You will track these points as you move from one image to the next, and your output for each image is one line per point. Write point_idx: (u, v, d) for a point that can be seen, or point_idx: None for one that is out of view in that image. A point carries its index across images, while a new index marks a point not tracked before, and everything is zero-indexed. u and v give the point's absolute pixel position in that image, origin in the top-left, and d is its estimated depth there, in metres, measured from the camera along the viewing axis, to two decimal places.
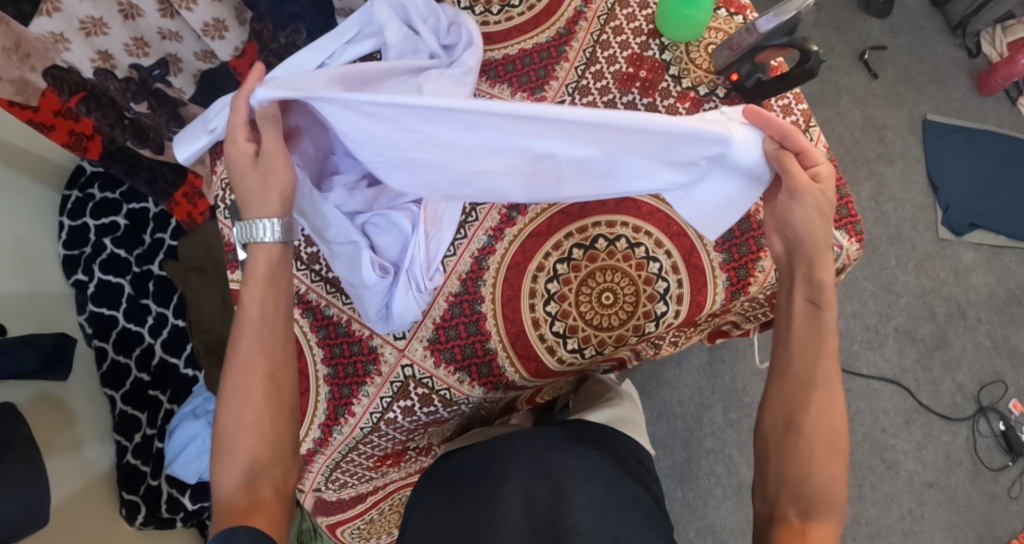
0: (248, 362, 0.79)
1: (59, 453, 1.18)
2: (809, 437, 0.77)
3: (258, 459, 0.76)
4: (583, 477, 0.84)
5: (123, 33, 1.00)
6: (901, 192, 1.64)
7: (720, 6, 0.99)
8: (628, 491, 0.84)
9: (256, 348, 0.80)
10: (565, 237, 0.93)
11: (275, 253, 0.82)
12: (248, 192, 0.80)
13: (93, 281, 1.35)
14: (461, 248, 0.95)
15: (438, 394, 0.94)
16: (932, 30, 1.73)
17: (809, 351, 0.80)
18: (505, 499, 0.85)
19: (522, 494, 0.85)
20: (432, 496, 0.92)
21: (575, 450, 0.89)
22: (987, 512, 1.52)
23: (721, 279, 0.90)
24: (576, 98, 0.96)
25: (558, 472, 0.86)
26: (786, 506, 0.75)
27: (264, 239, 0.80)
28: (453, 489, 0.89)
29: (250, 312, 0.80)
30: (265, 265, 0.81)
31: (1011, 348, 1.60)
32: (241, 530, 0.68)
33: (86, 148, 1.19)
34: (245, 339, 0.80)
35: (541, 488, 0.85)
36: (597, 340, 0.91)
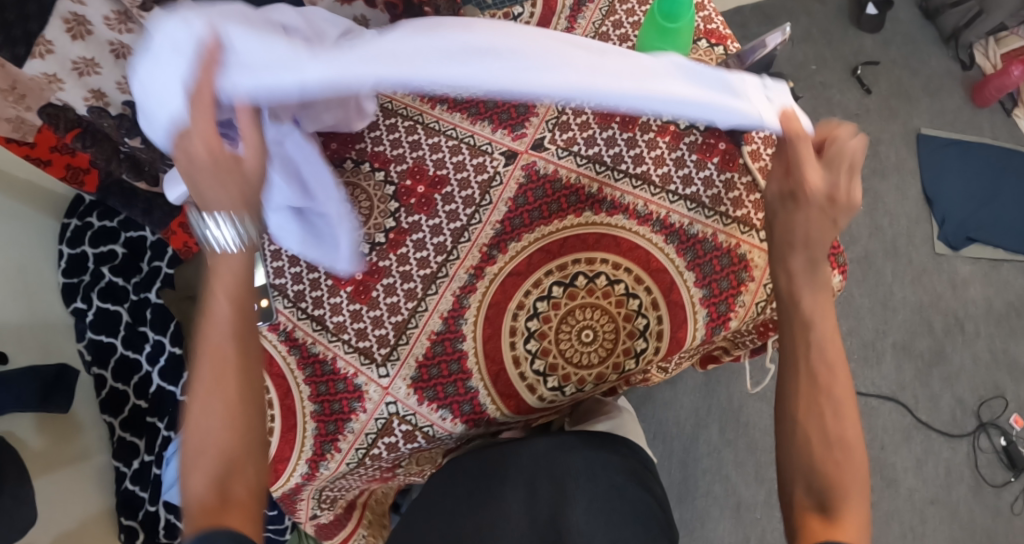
0: (219, 350, 0.71)
1: (58, 471, 1.21)
2: (823, 427, 0.71)
3: (231, 460, 0.69)
4: (585, 477, 0.84)
5: (115, 72, 1.01)
6: (896, 207, 1.64)
7: (701, 37, 1.02)
8: (629, 496, 0.83)
9: (225, 337, 0.71)
10: (545, 275, 0.85)
11: (235, 256, 0.72)
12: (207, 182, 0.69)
13: (92, 309, 1.36)
14: (442, 287, 0.86)
15: (422, 433, 0.85)
16: (924, 43, 1.74)
17: (803, 336, 0.75)
18: (508, 500, 0.85)
19: (524, 495, 0.85)
20: (439, 492, 0.92)
21: (579, 452, 0.89)
22: (991, 528, 1.50)
23: (702, 314, 0.85)
24: (557, 133, 0.90)
25: (561, 473, 0.86)
26: (800, 493, 0.70)
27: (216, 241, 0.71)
28: (463, 484, 0.90)
29: (218, 306, 0.72)
30: (238, 266, 0.73)
31: (1012, 361, 1.58)
32: (220, 532, 0.63)
33: (82, 181, 1.21)
34: (213, 327, 0.71)
35: (547, 487, 0.85)
36: (578, 380, 0.83)
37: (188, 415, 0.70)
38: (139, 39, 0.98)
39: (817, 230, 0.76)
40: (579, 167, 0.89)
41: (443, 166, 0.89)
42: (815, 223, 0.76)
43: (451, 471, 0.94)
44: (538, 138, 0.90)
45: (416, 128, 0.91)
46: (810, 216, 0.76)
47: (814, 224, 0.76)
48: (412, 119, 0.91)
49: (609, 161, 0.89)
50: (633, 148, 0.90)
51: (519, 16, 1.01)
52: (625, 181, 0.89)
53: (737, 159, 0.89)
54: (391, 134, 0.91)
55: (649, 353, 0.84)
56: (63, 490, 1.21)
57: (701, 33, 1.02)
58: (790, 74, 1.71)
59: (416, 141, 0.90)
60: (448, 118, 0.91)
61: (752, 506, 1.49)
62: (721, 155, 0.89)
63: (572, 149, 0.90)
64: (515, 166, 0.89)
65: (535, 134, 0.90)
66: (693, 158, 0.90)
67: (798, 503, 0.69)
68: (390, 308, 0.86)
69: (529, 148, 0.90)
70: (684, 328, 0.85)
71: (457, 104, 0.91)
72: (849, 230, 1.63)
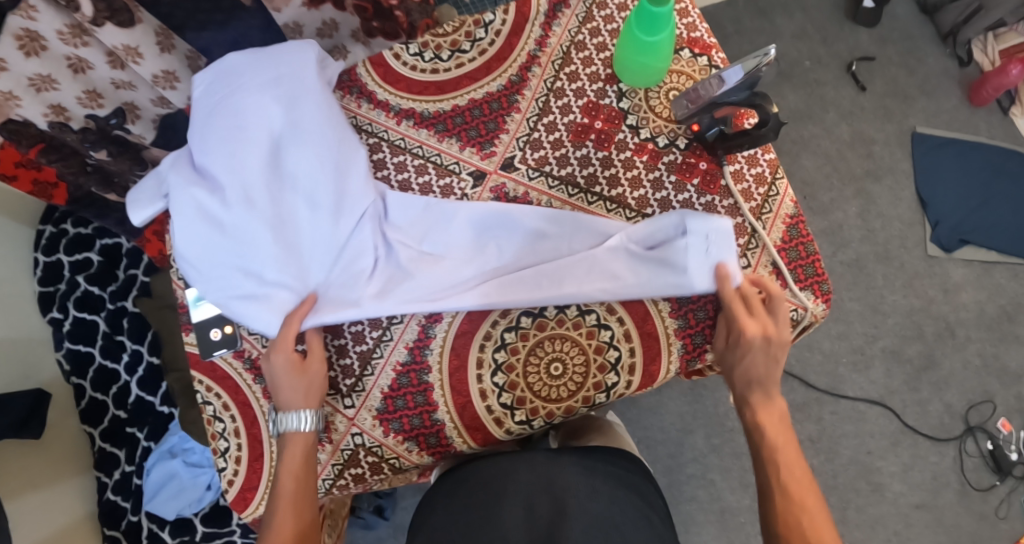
0: (282, 527, 0.77)
1: (43, 489, 1.21)
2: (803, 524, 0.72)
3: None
4: (585, 494, 0.82)
5: (75, 87, 0.98)
6: (889, 209, 1.60)
7: (683, 46, 0.92)
8: (628, 517, 0.82)
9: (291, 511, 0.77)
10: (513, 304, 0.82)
11: (303, 448, 0.80)
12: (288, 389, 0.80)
13: (69, 319, 1.35)
14: (409, 315, 0.84)
15: (389, 465, 0.83)
16: (922, 39, 1.69)
17: (770, 455, 0.77)
18: (506, 518, 0.81)
19: (523, 511, 0.81)
20: (432, 506, 0.88)
21: (576, 467, 0.86)
22: (976, 532, 1.49)
23: (676, 346, 0.82)
24: (528, 152, 0.88)
25: (560, 489, 0.83)
26: None
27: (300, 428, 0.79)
28: (456, 498, 0.86)
29: (285, 486, 0.78)
30: (303, 454, 0.80)
31: (1002, 366, 1.56)
32: None
33: (52, 195, 1.19)
34: (279, 507, 0.77)
35: (545, 506, 0.82)
36: (547, 414, 0.81)
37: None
38: (96, 53, 0.96)
39: (765, 368, 0.78)
40: (551, 189, 0.87)
41: (409, 187, 0.87)
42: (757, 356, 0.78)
43: (442, 484, 0.90)
44: (508, 157, 0.88)
45: (382, 146, 0.88)
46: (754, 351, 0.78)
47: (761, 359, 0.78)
48: (378, 136, 0.88)
49: (582, 182, 0.87)
50: (608, 168, 0.87)
51: (490, 22, 0.90)
52: (599, 204, 0.86)
53: (719, 180, 0.87)
54: None
55: (620, 387, 0.81)
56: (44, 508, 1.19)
57: (684, 42, 0.92)
58: (784, 71, 1.67)
59: (382, 160, 0.88)
60: (414, 135, 0.88)
61: (736, 510, 1.49)
62: (702, 176, 0.87)
63: (544, 169, 0.87)
64: (484, 188, 0.87)
65: (505, 152, 0.88)
66: (672, 180, 0.87)
67: None
68: (355, 337, 0.84)
69: (498, 168, 0.87)
70: (658, 361, 0.82)
71: (424, 120, 0.89)
72: (840, 233, 1.60)
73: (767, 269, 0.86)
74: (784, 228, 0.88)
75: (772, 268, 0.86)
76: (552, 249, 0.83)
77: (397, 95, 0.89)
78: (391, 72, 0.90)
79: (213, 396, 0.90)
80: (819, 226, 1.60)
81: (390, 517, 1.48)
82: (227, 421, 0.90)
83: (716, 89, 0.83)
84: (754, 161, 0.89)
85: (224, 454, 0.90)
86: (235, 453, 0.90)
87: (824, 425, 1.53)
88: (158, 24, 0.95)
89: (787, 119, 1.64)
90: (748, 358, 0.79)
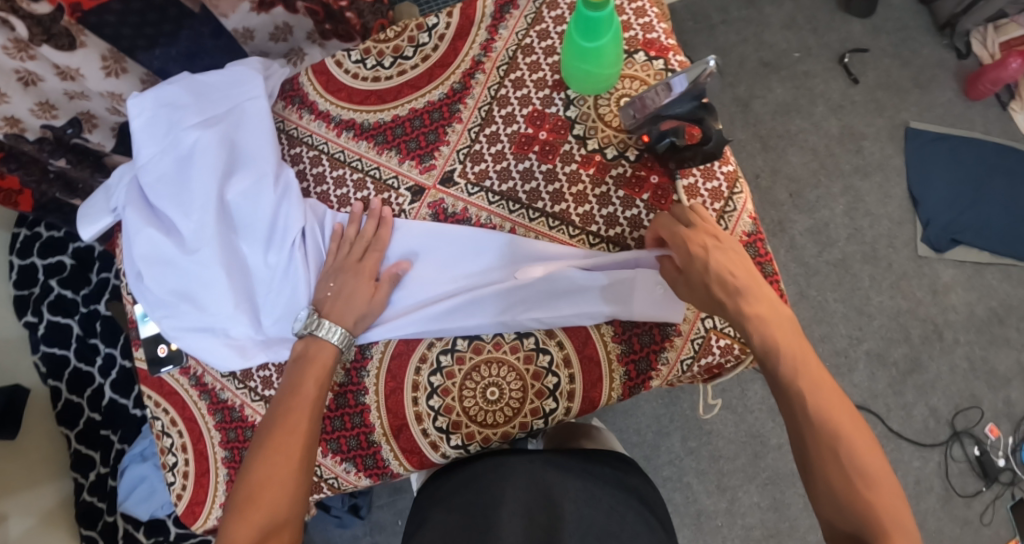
0: (294, 425, 0.75)
1: (19, 484, 1.21)
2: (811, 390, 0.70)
3: (278, 528, 0.71)
4: (584, 502, 0.76)
5: (27, 99, 0.96)
6: (877, 207, 1.55)
7: (637, 49, 0.87)
8: (630, 526, 0.75)
9: (305, 417, 0.75)
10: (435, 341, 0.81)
11: (329, 358, 0.78)
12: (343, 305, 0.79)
13: (43, 323, 1.35)
14: None
15: (327, 485, 0.82)
16: (918, 29, 1.63)
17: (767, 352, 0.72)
18: (503, 526, 0.73)
19: (523, 521, 0.73)
20: (430, 504, 0.81)
21: (575, 474, 0.80)
22: (959, 539, 1.42)
23: (619, 373, 0.81)
24: (468, 165, 0.85)
25: (557, 493, 0.77)
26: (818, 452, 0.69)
27: (329, 338, 0.78)
28: (457, 495, 0.79)
29: (309, 389, 0.76)
30: (330, 363, 0.78)
31: (990, 370, 1.50)
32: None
33: (17, 201, 1.14)
34: (297, 410, 0.76)
35: (542, 510, 0.75)
36: (483, 439, 0.80)
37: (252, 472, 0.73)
38: (44, 66, 0.92)
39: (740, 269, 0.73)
40: (491, 205, 0.84)
41: (346, 202, 0.86)
42: (795, 332, 0.72)
43: (436, 488, 0.82)
44: (448, 170, 0.85)
45: (322, 159, 0.87)
46: (776, 323, 0.72)
47: (742, 269, 0.73)
48: (318, 148, 0.87)
49: (523, 197, 0.84)
50: (552, 183, 0.84)
51: (434, 26, 0.89)
52: (541, 220, 0.83)
53: (671, 195, 0.83)
54: (299, 166, 0.87)
55: (559, 414, 0.80)
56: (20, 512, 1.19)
57: (639, 44, 0.87)
58: (771, 62, 1.62)
59: (321, 174, 0.87)
60: (354, 147, 0.87)
61: (712, 513, 1.44)
62: (652, 190, 0.83)
63: (484, 183, 0.85)
64: (422, 203, 0.85)
65: (445, 165, 0.85)
66: (620, 195, 0.83)
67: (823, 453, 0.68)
68: None
69: (437, 182, 0.85)
70: (599, 388, 0.80)
71: (364, 132, 0.87)
72: (826, 231, 1.54)
73: None
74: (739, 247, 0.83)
75: None
76: (489, 278, 0.81)
77: (338, 105, 0.88)
78: (333, 81, 0.89)
79: (161, 411, 0.89)
80: (805, 223, 1.54)
81: (366, 516, 1.43)
82: (175, 437, 0.89)
83: (662, 99, 0.77)
84: (709, 174, 0.84)
85: (172, 469, 0.88)
86: (183, 468, 0.88)
87: None
88: (107, 48, 0.94)
89: (774, 112, 1.59)
90: (783, 339, 0.71)
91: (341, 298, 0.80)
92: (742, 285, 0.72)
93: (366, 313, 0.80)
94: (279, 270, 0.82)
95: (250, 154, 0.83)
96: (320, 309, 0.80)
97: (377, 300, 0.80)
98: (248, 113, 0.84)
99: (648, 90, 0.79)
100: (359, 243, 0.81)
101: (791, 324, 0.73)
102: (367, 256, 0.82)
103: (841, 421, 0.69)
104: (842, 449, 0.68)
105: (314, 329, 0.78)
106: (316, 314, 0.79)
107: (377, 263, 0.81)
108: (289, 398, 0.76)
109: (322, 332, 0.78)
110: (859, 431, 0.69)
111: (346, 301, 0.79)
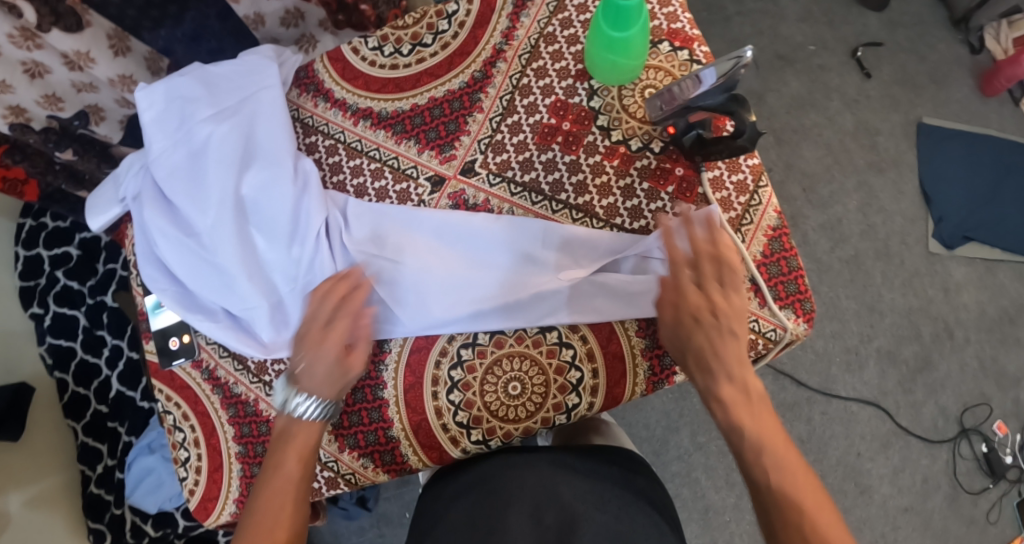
0: (279, 509, 0.74)
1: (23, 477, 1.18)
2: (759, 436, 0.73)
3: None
4: (595, 504, 0.75)
5: (32, 91, 0.94)
6: (891, 203, 1.53)
7: (662, 39, 0.85)
8: (640, 526, 0.73)
9: (286, 505, 0.75)
10: (450, 341, 0.81)
11: (311, 435, 0.78)
12: (318, 374, 0.77)
13: (49, 314, 1.33)
14: None
15: (344, 481, 0.82)
16: (934, 25, 1.61)
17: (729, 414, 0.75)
18: (509, 532, 0.71)
19: (530, 526, 0.72)
20: (433, 512, 0.78)
21: (584, 476, 0.78)
22: (964, 537, 1.42)
23: (643, 368, 0.80)
24: (489, 156, 0.84)
25: (567, 497, 0.75)
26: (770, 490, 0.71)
27: (307, 413, 0.77)
28: (455, 511, 0.77)
29: (292, 467, 0.76)
30: (312, 441, 0.77)
31: (1000, 369, 1.49)
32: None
33: (23, 192, 1.13)
34: (272, 490, 0.75)
35: (553, 515, 0.72)
36: (504, 434, 0.80)
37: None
38: (51, 56, 0.91)
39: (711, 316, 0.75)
40: (513, 197, 0.83)
41: (364, 192, 0.84)
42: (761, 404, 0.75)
43: (444, 486, 0.81)
44: (468, 161, 0.84)
45: (337, 148, 0.85)
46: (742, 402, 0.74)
47: (727, 347, 0.75)
48: (334, 137, 0.86)
49: (546, 189, 0.83)
50: (575, 174, 0.83)
51: (454, 13, 0.86)
52: (564, 213, 0.82)
53: (696, 188, 0.82)
54: (315, 155, 0.86)
55: (581, 409, 0.79)
56: (28, 504, 1.17)
57: (663, 34, 0.85)
58: (786, 55, 1.60)
59: (337, 163, 0.85)
60: (371, 136, 0.85)
61: (720, 509, 1.41)
62: (677, 183, 0.82)
63: (506, 174, 0.83)
64: (441, 194, 0.83)
65: (465, 156, 0.84)
66: (645, 187, 0.82)
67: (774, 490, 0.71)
68: None
69: (458, 173, 0.84)
70: (623, 383, 0.80)
71: (382, 121, 0.85)
72: (839, 227, 1.53)
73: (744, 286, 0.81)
74: (765, 241, 0.82)
75: (750, 285, 0.81)
76: (518, 285, 0.80)
77: (355, 93, 0.86)
78: (349, 68, 0.86)
79: (172, 405, 0.88)
80: (818, 219, 1.53)
81: (372, 508, 1.40)
82: (187, 431, 0.87)
83: (691, 91, 0.76)
84: (735, 167, 0.82)
85: (185, 464, 0.87)
86: (196, 463, 0.87)
87: (814, 426, 1.45)
88: (111, 27, 0.92)
89: (789, 106, 1.57)
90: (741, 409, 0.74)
91: (314, 375, 0.77)
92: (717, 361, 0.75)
93: (341, 377, 0.78)
94: (301, 262, 0.80)
95: (264, 146, 0.81)
96: (295, 382, 0.78)
97: (352, 364, 0.77)
98: (258, 106, 0.82)
99: (677, 82, 0.78)
100: (326, 301, 0.78)
101: (759, 398, 0.75)
102: (335, 321, 0.77)
103: (807, 498, 0.70)
104: (810, 532, 0.69)
105: (294, 408, 0.77)
106: (292, 387, 0.77)
107: (345, 330, 0.77)
108: (272, 474, 0.76)
109: (299, 408, 0.77)
110: (804, 474, 0.72)
111: (322, 375, 0.77)
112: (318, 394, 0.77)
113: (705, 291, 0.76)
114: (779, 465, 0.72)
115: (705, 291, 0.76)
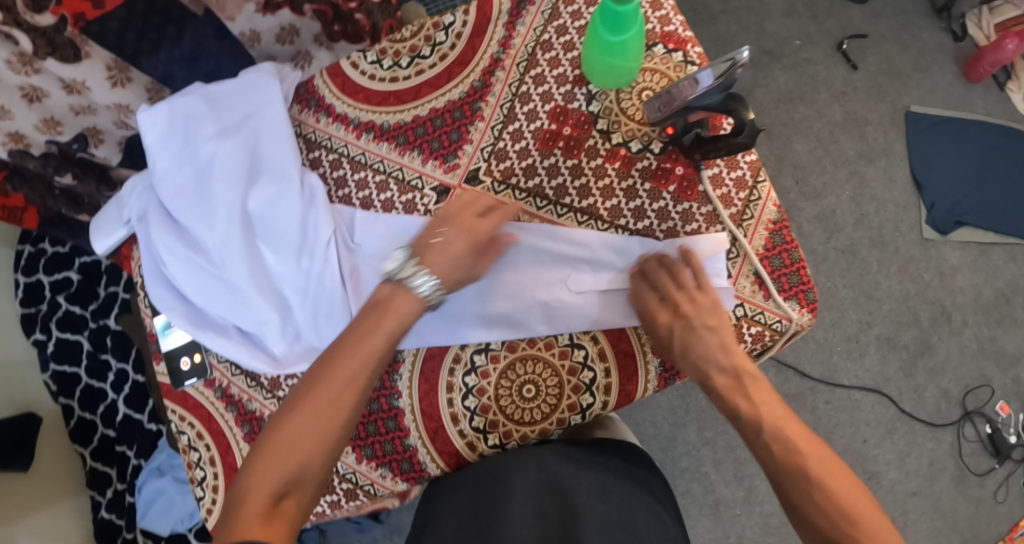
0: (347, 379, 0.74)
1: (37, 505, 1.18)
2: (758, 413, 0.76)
3: (298, 489, 0.71)
4: (597, 494, 0.76)
5: (31, 116, 0.94)
6: (883, 192, 1.56)
7: (656, 42, 0.86)
8: (642, 517, 0.75)
9: (358, 371, 0.74)
10: (462, 348, 0.83)
11: (413, 310, 0.76)
12: (449, 254, 0.77)
13: (52, 340, 1.33)
14: None
15: (363, 491, 0.84)
16: (917, 14, 1.64)
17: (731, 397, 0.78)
18: (513, 518, 0.73)
19: (534, 514, 0.73)
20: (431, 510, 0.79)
21: (587, 467, 0.80)
22: (972, 517, 1.44)
23: (654, 364, 0.82)
24: (493, 163, 0.85)
25: (569, 487, 0.76)
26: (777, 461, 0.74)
27: (419, 290, 0.76)
28: (456, 503, 0.78)
29: (379, 340, 0.75)
30: (410, 317, 0.76)
31: (999, 350, 1.51)
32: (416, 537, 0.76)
33: (22, 218, 1.09)
34: (345, 364, 0.74)
35: (556, 508, 0.74)
36: (521, 436, 0.82)
37: (286, 426, 0.72)
38: (50, 80, 0.92)
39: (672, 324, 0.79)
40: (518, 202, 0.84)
41: (370, 204, 0.85)
42: (756, 385, 0.78)
43: (448, 476, 0.82)
44: (472, 169, 0.85)
45: (341, 162, 0.86)
46: (736, 388, 0.78)
47: (710, 343, 0.79)
48: (337, 151, 0.87)
49: (551, 194, 0.84)
50: (578, 178, 0.84)
51: (451, 25, 0.87)
52: (569, 216, 0.84)
53: (697, 186, 0.83)
54: (319, 170, 0.87)
55: (595, 408, 0.81)
56: (44, 530, 1.17)
57: (657, 37, 0.86)
58: (772, 51, 1.62)
59: (342, 177, 0.86)
60: (375, 149, 0.86)
61: (730, 503, 1.42)
62: (678, 182, 0.83)
63: (510, 181, 0.85)
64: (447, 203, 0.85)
65: (469, 164, 0.85)
66: (647, 188, 0.84)
67: (780, 458, 0.74)
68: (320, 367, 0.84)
69: (462, 181, 0.85)
70: (634, 382, 0.82)
71: (384, 133, 0.86)
72: (833, 218, 1.54)
73: (748, 280, 0.82)
74: (766, 235, 0.83)
75: (754, 277, 0.82)
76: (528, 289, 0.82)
77: (357, 107, 0.87)
78: (349, 82, 0.87)
79: (186, 425, 0.88)
80: (812, 211, 1.55)
81: (384, 519, 1.40)
82: (202, 450, 0.88)
83: (690, 92, 0.76)
84: (733, 164, 0.84)
85: (201, 483, 0.87)
86: (212, 482, 0.87)
87: (819, 415, 1.46)
88: (110, 58, 0.94)
89: (777, 101, 1.59)
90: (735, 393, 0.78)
91: (445, 249, 0.77)
92: (704, 353, 0.78)
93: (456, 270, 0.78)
94: (312, 274, 0.82)
95: (270, 160, 0.82)
96: (418, 256, 0.77)
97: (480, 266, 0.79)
98: (261, 120, 0.83)
99: (674, 84, 0.79)
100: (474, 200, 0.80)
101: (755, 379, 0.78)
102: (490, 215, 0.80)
103: (815, 465, 0.73)
104: (817, 493, 0.72)
105: (409, 278, 0.76)
106: (414, 262, 0.77)
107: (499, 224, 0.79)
108: (355, 343, 0.75)
109: (416, 282, 0.76)
110: (807, 438, 0.75)
111: (453, 253, 0.77)
112: (433, 274, 0.77)
113: (667, 301, 0.79)
114: (783, 435, 0.75)
115: (668, 301, 0.79)
